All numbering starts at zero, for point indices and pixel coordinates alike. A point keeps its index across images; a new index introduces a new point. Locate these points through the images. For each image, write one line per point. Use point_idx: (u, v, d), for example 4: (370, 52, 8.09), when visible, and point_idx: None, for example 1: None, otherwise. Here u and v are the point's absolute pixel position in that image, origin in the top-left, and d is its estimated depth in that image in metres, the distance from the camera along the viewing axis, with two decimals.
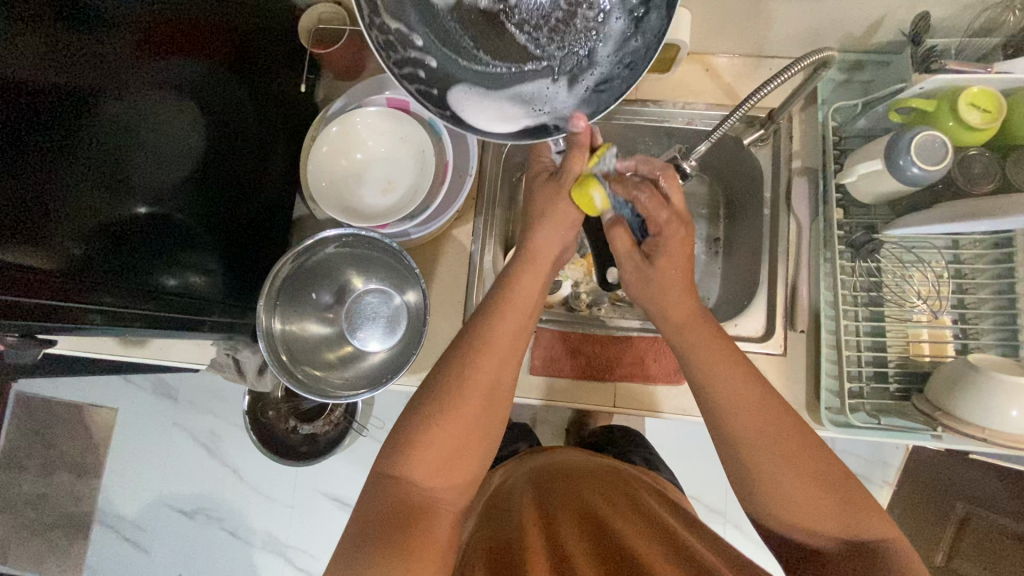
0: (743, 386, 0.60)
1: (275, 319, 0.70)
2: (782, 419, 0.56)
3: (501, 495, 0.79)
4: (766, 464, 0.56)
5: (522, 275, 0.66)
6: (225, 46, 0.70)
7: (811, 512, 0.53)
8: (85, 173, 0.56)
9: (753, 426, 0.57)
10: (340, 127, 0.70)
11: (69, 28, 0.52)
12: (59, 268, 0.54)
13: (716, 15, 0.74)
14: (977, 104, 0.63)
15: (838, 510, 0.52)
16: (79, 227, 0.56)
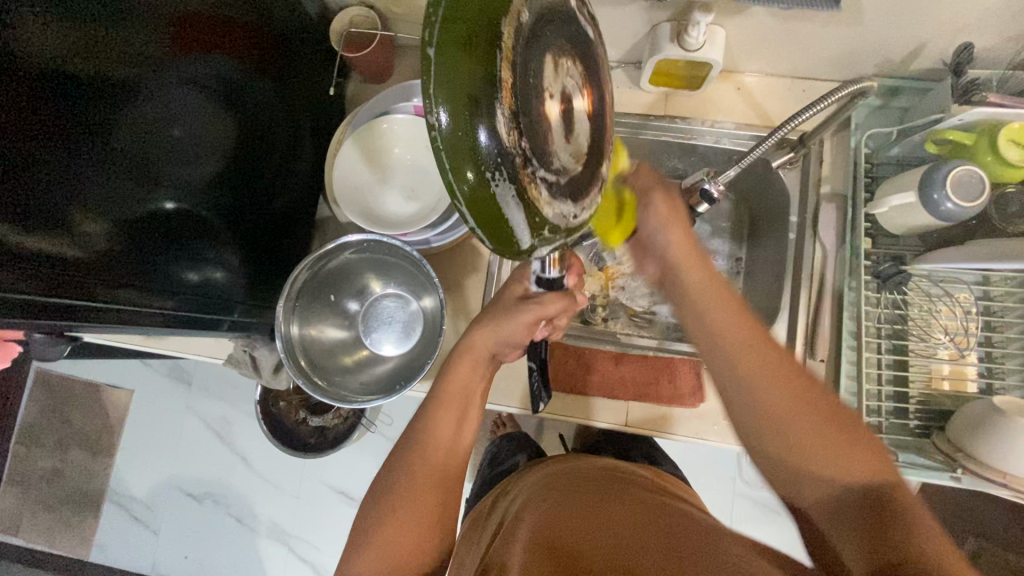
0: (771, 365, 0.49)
1: (293, 322, 0.71)
2: (772, 346, 0.51)
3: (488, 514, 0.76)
4: (791, 430, 0.47)
5: (454, 359, 0.68)
6: (257, 45, 0.71)
7: (820, 454, 0.46)
8: (119, 167, 0.58)
9: (753, 356, 0.50)
10: (366, 133, 0.71)
11: (115, 25, 0.54)
12: (88, 260, 0.55)
13: (752, 35, 0.73)
14: (1017, 140, 0.62)
15: (832, 443, 0.46)
16: (108, 222, 0.57)
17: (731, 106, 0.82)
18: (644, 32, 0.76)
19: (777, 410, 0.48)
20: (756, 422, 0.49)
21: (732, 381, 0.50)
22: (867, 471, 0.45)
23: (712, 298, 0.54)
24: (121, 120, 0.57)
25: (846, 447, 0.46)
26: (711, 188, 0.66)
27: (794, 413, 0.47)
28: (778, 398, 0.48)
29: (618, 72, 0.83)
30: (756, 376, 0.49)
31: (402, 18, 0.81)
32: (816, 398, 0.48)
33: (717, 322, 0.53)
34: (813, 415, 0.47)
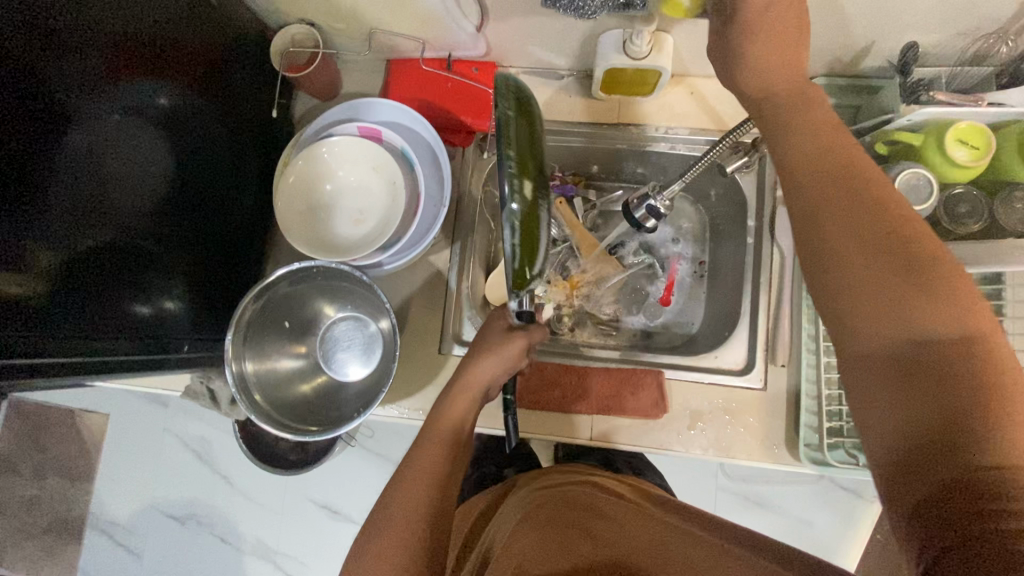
0: (935, 288, 0.41)
1: (246, 354, 0.69)
2: (963, 305, 0.40)
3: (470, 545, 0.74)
4: (876, 340, 0.42)
5: (448, 398, 0.67)
6: (195, 69, 0.69)
7: (911, 393, 0.40)
8: (57, 201, 0.56)
9: (893, 264, 0.42)
10: (307, 159, 0.69)
11: (42, 52, 0.52)
12: (23, 305, 0.54)
13: (700, 41, 0.72)
14: (964, 139, 0.61)
15: (927, 338, 0.40)
16: (53, 256, 0.56)
17: (685, 111, 0.81)
18: (590, 41, 0.74)
19: (894, 298, 0.41)
20: (851, 265, 0.43)
21: (838, 244, 0.44)
22: (972, 387, 0.38)
23: (845, 203, 0.45)
24: (59, 152, 0.55)
25: (944, 380, 0.39)
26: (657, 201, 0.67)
27: (891, 321, 0.41)
28: (899, 285, 0.41)
29: (571, 80, 0.82)
30: (872, 282, 0.42)
31: (345, 34, 0.79)
32: (906, 267, 0.42)
33: (849, 225, 0.44)
34: (922, 311, 0.40)
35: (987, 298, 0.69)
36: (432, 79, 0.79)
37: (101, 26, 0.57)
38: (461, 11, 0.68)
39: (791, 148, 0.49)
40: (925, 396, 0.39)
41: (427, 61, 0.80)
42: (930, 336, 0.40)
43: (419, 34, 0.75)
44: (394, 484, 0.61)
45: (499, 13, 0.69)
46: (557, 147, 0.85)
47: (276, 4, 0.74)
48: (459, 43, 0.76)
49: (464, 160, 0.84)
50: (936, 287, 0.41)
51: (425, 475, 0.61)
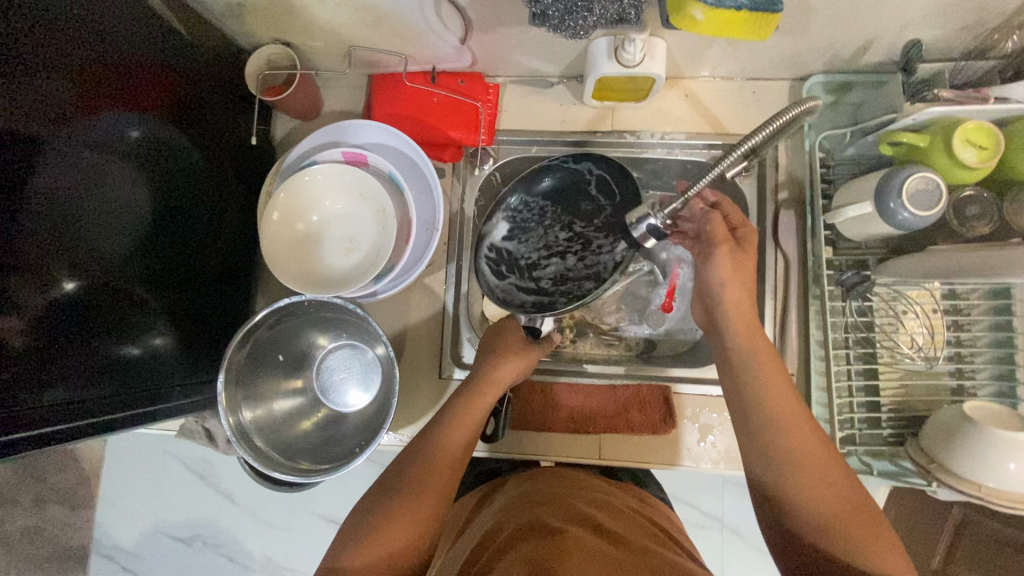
0: (818, 448, 0.52)
1: (240, 395, 0.67)
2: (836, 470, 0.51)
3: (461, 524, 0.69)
4: (818, 488, 0.50)
5: (460, 400, 0.66)
6: (170, 95, 0.65)
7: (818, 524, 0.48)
8: (24, 249, 0.53)
9: (798, 426, 0.53)
10: (291, 189, 0.66)
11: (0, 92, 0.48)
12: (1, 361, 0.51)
13: (694, 44, 0.69)
14: (973, 140, 0.59)
15: (835, 495, 0.49)
16: (25, 306, 0.53)
17: (680, 115, 0.78)
18: (580, 49, 0.71)
19: (826, 477, 0.50)
20: (794, 445, 0.52)
21: (770, 442, 0.53)
22: (888, 558, 0.46)
23: (769, 373, 0.57)
24: (24, 198, 0.52)
25: (859, 541, 0.47)
26: (657, 222, 0.58)
27: (810, 481, 0.50)
28: (822, 459, 0.51)
29: (562, 88, 0.80)
30: (817, 456, 0.51)
31: (323, 52, 0.76)
32: (835, 468, 0.51)
33: (784, 402, 0.55)
34: (838, 493, 0.50)
35: (993, 296, 0.69)
36: (415, 95, 0.76)
37: (65, 58, 0.53)
38: (444, 26, 0.65)
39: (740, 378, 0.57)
40: (840, 542, 0.47)
41: (411, 76, 0.76)
42: (846, 492, 0.50)
43: (400, 49, 0.71)
44: (404, 466, 0.59)
45: (483, 25, 0.66)
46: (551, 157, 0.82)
47: (249, 25, 0.70)
48: (443, 56, 0.73)
49: (455, 175, 0.82)
50: (850, 497, 0.49)
51: (444, 476, 0.58)
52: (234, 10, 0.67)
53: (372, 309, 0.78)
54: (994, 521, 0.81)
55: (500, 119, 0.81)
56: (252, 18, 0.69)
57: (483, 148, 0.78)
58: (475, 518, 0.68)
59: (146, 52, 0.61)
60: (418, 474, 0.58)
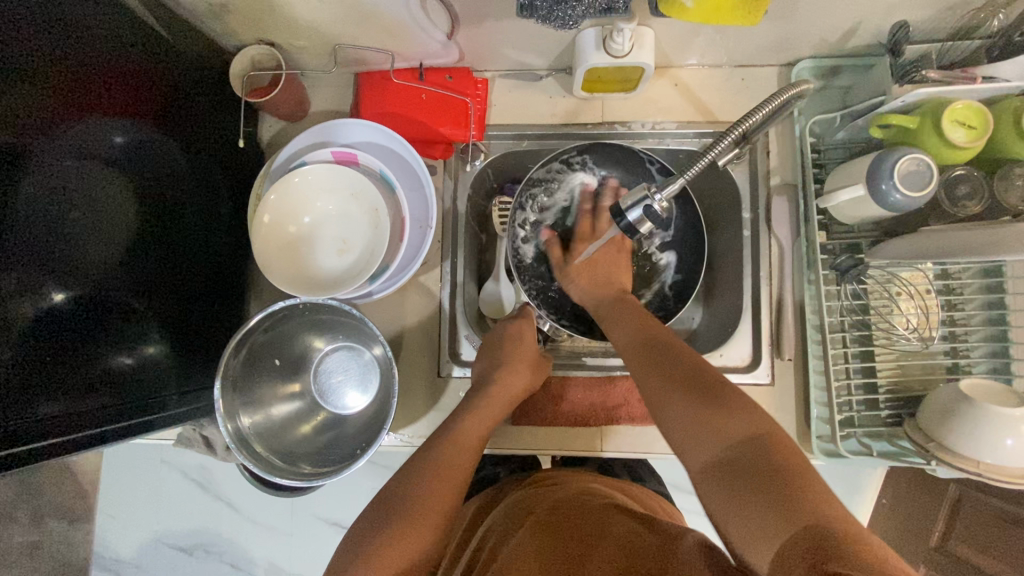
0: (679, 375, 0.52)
1: (238, 402, 0.66)
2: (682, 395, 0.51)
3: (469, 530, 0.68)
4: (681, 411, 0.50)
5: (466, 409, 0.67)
6: (152, 100, 0.64)
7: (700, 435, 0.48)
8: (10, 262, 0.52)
9: (663, 365, 0.54)
10: (281, 191, 0.65)
11: None
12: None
13: (682, 32, 0.69)
14: (962, 120, 0.59)
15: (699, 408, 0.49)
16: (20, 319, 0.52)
17: (670, 105, 0.78)
18: (567, 40, 0.71)
19: (680, 382, 0.52)
20: (663, 372, 0.54)
21: (643, 375, 0.56)
22: (743, 425, 0.46)
23: (623, 331, 0.62)
24: (8, 208, 0.51)
25: (716, 417, 0.47)
26: (654, 205, 0.59)
27: (683, 408, 0.50)
28: (690, 371, 0.52)
29: (550, 81, 0.79)
30: (682, 369, 0.53)
31: (307, 51, 0.74)
32: (688, 383, 0.51)
33: (662, 337, 0.58)
34: (702, 385, 0.50)
35: (985, 275, 0.69)
36: (403, 92, 0.75)
37: (45, 63, 0.52)
38: (429, 21, 0.64)
39: (628, 333, 0.62)
40: (703, 429, 0.47)
41: (398, 73, 0.76)
42: (705, 386, 0.50)
43: (386, 46, 0.71)
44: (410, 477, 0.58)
45: (469, 19, 0.65)
46: (542, 150, 0.82)
47: (231, 26, 0.69)
48: (430, 51, 0.72)
49: (447, 172, 0.81)
50: (701, 387, 0.50)
51: (455, 473, 0.59)
52: (214, 10, 0.66)
53: (368, 309, 0.78)
54: (993, 497, 0.81)
55: (489, 114, 0.80)
56: (234, 19, 0.67)
57: (474, 143, 0.77)
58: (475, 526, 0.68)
59: (124, 56, 0.60)
60: (428, 473, 0.58)
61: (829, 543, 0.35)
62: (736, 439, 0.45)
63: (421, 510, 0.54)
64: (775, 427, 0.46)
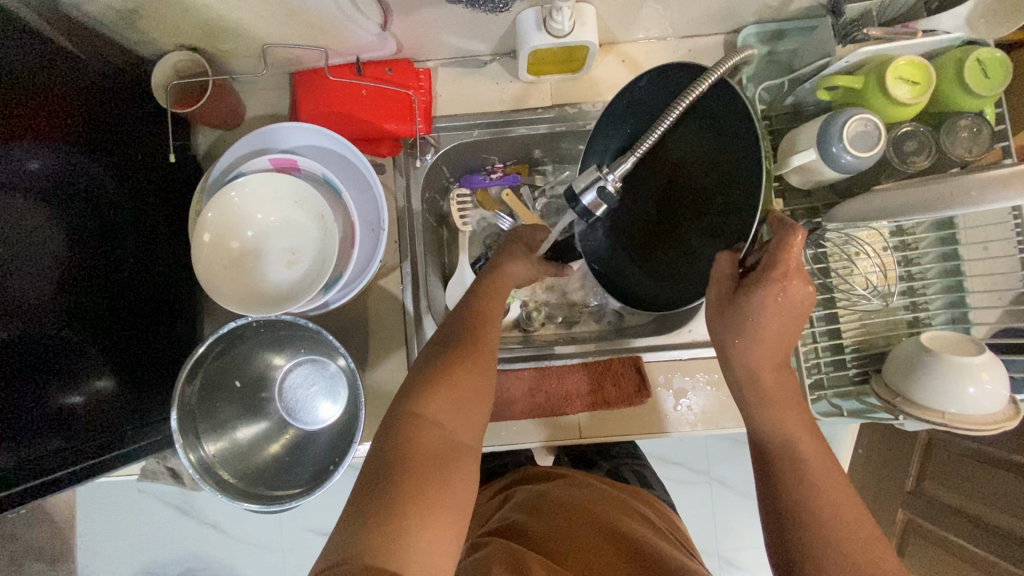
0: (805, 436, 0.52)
1: (194, 432, 0.63)
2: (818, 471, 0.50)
3: (492, 509, 0.74)
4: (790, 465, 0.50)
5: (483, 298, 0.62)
6: (63, 117, 0.59)
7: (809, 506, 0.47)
8: None
9: (785, 410, 0.53)
10: (219, 205, 0.62)
11: None
12: None
13: (622, 7, 0.67)
14: (905, 77, 0.59)
15: (826, 487, 0.48)
16: None
17: (619, 82, 0.77)
18: (508, 23, 0.68)
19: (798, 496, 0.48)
20: (798, 484, 0.49)
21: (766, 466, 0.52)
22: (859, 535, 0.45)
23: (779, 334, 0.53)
24: None
25: (844, 507, 0.47)
26: (607, 186, 0.55)
27: (799, 466, 0.50)
28: (836, 490, 0.48)
29: (496, 66, 0.77)
30: (818, 494, 0.48)
31: (232, 54, 0.70)
32: (818, 455, 0.51)
33: (791, 428, 0.52)
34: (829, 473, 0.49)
35: (937, 228, 0.71)
36: (341, 90, 0.72)
37: None
38: (359, 12, 0.61)
39: (769, 419, 0.53)
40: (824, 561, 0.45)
41: (334, 70, 0.72)
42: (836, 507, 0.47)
43: (317, 42, 0.67)
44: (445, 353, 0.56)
45: (402, 9, 0.62)
46: (494, 140, 0.79)
47: (147, 33, 0.65)
48: (366, 44, 0.68)
49: (397, 170, 0.78)
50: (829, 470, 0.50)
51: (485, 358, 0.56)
52: (125, 17, 0.61)
53: (329, 319, 0.75)
54: (963, 442, 0.84)
55: (436, 106, 0.77)
56: (149, 25, 0.63)
57: (421, 136, 0.75)
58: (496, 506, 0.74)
59: (22, 72, 0.55)
60: (448, 378, 0.52)
61: None
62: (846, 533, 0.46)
63: (451, 379, 0.52)
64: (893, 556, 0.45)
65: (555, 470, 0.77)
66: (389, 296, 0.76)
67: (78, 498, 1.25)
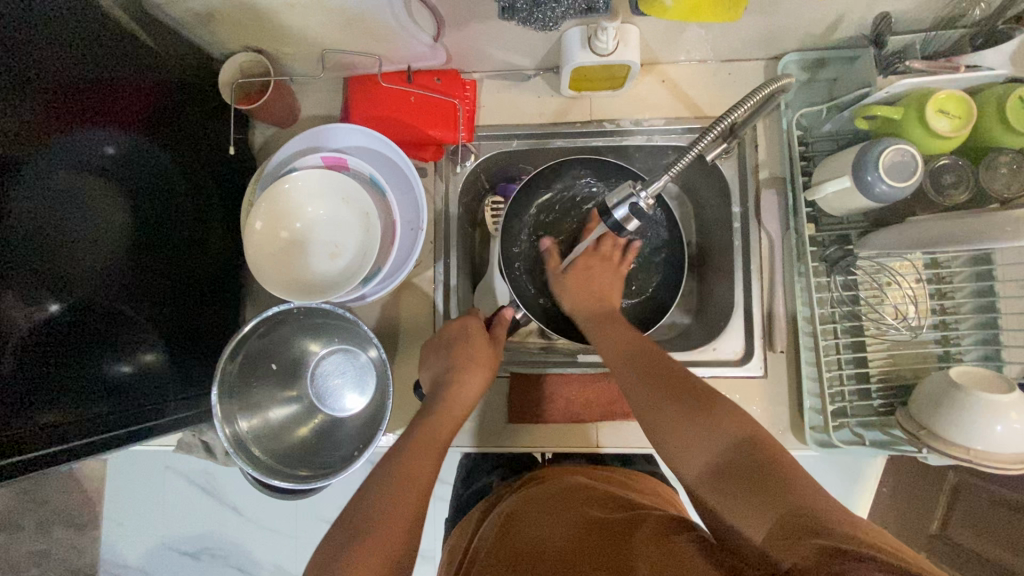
0: (635, 388, 0.57)
1: (232, 408, 0.67)
2: (664, 403, 0.53)
3: (472, 530, 0.67)
4: (653, 414, 0.54)
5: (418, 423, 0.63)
6: (140, 108, 0.64)
7: (680, 434, 0.50)
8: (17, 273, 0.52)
9: (617, 372, 0.61)
10: (272, 197, 0.66)
11: None
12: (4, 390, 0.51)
13: (665, 30, 0.69)
14: (945, 110, 0.59)
15: (671, 410, 0.52)
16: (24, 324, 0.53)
17: (657, 102, 0.79)
18: (554, 40, 0.71)
19: (719, 459, 0.47)
20: (670, 424, 0.52)
21: (684, 459, 0.50)
22: (733, 425, 0.49)
23: (623, 334, 0.65)
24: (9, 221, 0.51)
25: (705, 417, 0.50)
26: (640, 202, 0.58)
27: (655, 410, 0.54)
28: (669, 411, 0.52)
29: (539, 80, 0.80)
30: (677, 429, 0.51)
31: (292, 57, 0.75)
32: (645, 394, 0.55)
33: (628, 387, 0.58)
34: (664, 386, 0.55)
35: (974, 263, 0.70)
36: (391, 95, 0.76)
37: (41, 76, 0.53)
38: (414, 24, 0.64)
39: (626, 380, 0.59)
40: (753, 510, 0.42)
41: (386, 76, 0.76)
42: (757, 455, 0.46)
43: (373, 49, 0.71)
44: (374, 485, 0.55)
45: (455, 22, 0.65)
46: (531, 150, 0.82)
47: (218, 34, 0.70)
48: (418, 54, 0.72)
49: (437, 174, 0.81)
50: (669, 390, 0.54)
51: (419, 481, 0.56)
52: (201, 19, 0.67)
53: (363, 312, 0.78)
54: (991, 483, 0.81)
55: (479, 115, 0.81)
56: (222, 27, 0.68)
57: (463, 143, 0.78)
58: (484, 517, 0.69)
59: (107, 65, 0.60)
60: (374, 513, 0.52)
61: (820, 527, 0.37)
62: (723, 440, 0.48)
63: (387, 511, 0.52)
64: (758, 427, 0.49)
65: (523, 479, 0.71)
66: (421, 295, 0.79)
67: (110, 467, 1.30)
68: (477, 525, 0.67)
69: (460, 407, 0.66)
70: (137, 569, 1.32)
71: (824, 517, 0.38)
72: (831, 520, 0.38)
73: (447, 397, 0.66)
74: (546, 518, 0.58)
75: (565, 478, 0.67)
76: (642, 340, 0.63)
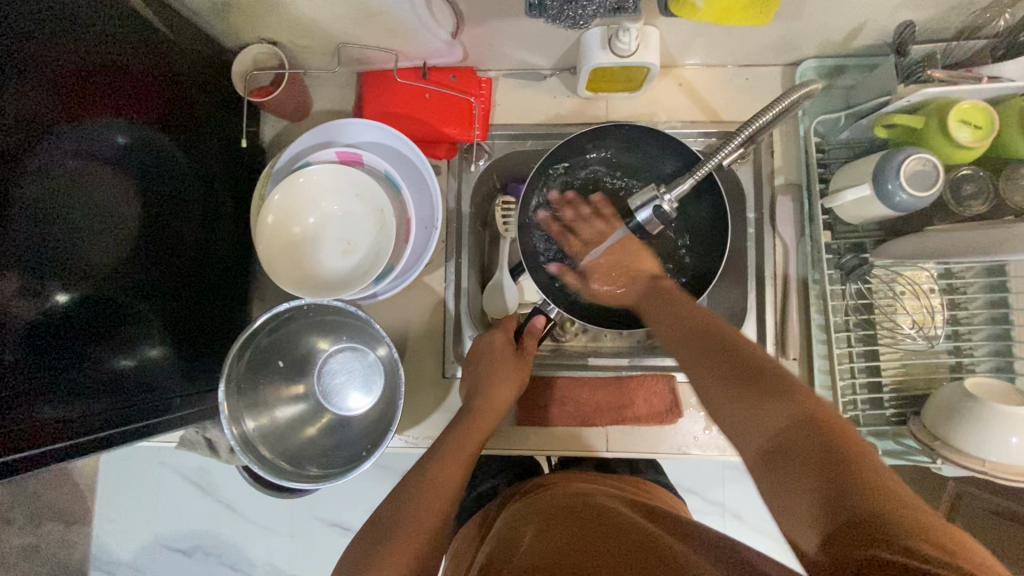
0: (699, 372, 0.55)
1: (242, 406, 0.66)
2: (722, 386, 0.52)
3: (481, 533, 0.67)
4: (714, 392, 0.53)
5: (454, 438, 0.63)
6: (152, 97, 0.63)
7: (738, 421, 0.49)
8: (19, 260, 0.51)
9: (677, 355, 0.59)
10: (285, 192, 0.65)
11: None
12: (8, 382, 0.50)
13: (686, 33, 0.69)
14: (967, 119, 0.59)
15: (728, 391, 0.51)
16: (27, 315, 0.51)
17: (674, 105, 0.78)
18: (574, 40, 0.70)
19: (775, 444, 0.45)
20: (728, 407, 0.50)
21: (742, 441, 0.49)
22: (791, 409, 0.46)
23: (687, 310, 0.63)
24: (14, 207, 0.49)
25: (760, 399, 0.48)
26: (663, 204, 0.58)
27: (715, 392, 0.52)
28: (727, 392, 0.51)
29: (555, 80, 0.79)
30: (731, 412, 0.50)
31: (307, 50, 0.74)
32: (709, 372, 0.54)
33: (688, 368, 0.57)
34: (726, 365, 0.53)
35: (987, 274, 0.70)
36: (406, 91, 0.75)
37: (52, 60, 0.52)
38: (434, 20, 0.64)
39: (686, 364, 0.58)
40: (802, 510, 0.41)
41: (401, 72, 0.75)
42: (811, 435, 0.44)
43: (391, 45, 0.70)
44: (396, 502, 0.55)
45: (475, 19, 0.65)
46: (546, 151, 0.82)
47: (233, 24, 0.69)
48: (435, 51, 0.72)
49: (450, 172, 0.81)
50: (733, 368, 0.52)
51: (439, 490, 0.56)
52: (217, 10, 0.66)
53: (372, 310, 0.77)
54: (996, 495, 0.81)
55: (494, 113, 0.80)
56: (238, 17, 0.67)
57: (478, 142, 0.77)
58: (491, 522, 0.68)
59: (121, 52, 0.59)
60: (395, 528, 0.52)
61: (883, 533, 0.35)
62: (778, 424, 0.45)
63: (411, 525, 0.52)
64: (826, 407, 0.45)
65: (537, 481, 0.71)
66: (431, 294, 0.78)
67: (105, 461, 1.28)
68: (487, 528, 0.67)
69: (484, 420, 0.66)
70: (127, 566, 1.29)
71: (887, 523, 0.36)
72: (902, 528, 0.35)
73: (482, 407, 0.67)
74: (559, 516, 0.58)
75: (581, 482, 0.67)
76: (703, 317, 0.61)
